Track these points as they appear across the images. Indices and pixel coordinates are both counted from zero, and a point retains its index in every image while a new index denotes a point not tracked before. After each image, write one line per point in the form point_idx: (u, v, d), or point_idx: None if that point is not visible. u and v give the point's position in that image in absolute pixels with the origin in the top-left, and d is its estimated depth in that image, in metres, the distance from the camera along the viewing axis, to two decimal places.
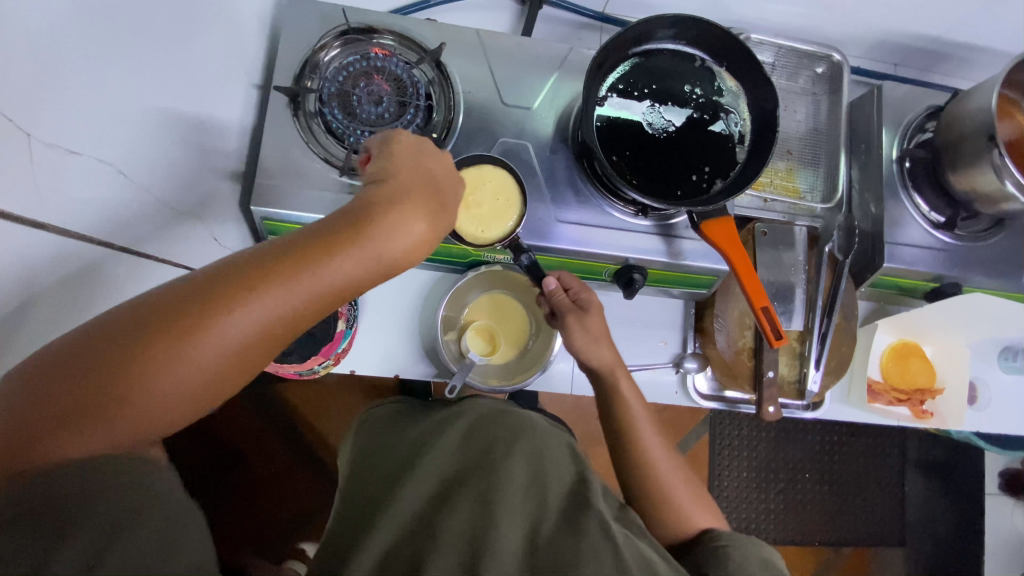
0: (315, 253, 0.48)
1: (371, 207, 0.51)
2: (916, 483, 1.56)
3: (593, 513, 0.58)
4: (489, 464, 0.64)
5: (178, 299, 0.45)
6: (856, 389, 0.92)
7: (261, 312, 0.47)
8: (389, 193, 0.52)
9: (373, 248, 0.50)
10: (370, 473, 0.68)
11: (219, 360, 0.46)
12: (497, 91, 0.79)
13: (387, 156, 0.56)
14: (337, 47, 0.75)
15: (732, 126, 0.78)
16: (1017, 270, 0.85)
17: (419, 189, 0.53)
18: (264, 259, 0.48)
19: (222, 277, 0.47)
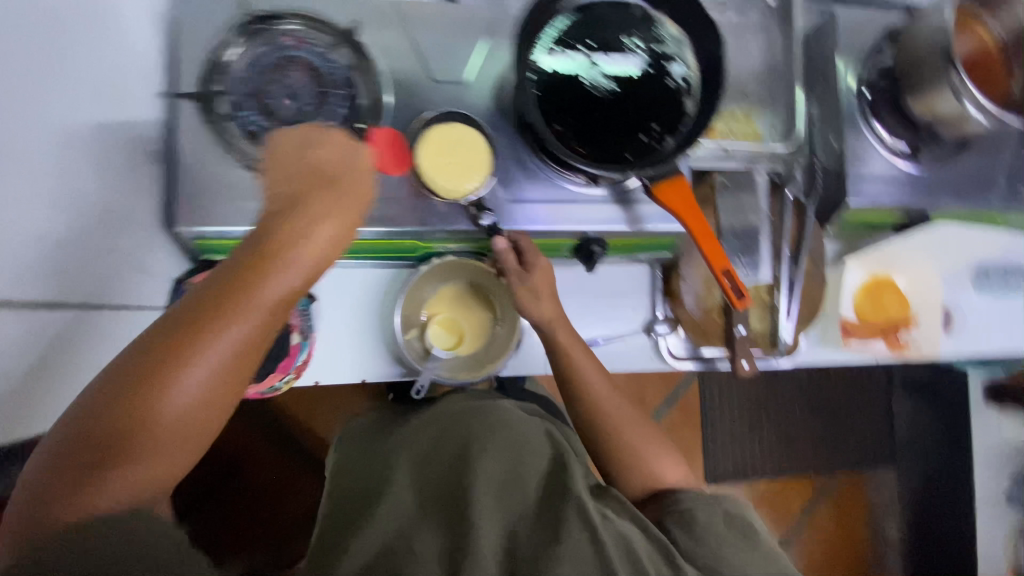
0: (247, 275, 0.51)
1: (282, 220, 0.54)
2: (903, 403, 1.59)
3: (572, 503, 0.57)
4: (463, 465, 0.62)
5: (135, 359, 0.49)
6: (831, 328, 0.90)
7: (219, 346, 0.50)
8: (295, 198, 0.56)
9: (299, 258, 0.53)
10: (349, 487, 0.67)
11: (203, 397, 0.50)
12: (425, 67, 0.73)
13: (277, 163, 0.58)
14: (239, 42, 0.68)
15: (678, 76, 0.74)
16: (981, 191, 0.83)
17: (317, 187, 0.57)
18: (202, 296, 0.50)
19: (168, 323, 0.50)
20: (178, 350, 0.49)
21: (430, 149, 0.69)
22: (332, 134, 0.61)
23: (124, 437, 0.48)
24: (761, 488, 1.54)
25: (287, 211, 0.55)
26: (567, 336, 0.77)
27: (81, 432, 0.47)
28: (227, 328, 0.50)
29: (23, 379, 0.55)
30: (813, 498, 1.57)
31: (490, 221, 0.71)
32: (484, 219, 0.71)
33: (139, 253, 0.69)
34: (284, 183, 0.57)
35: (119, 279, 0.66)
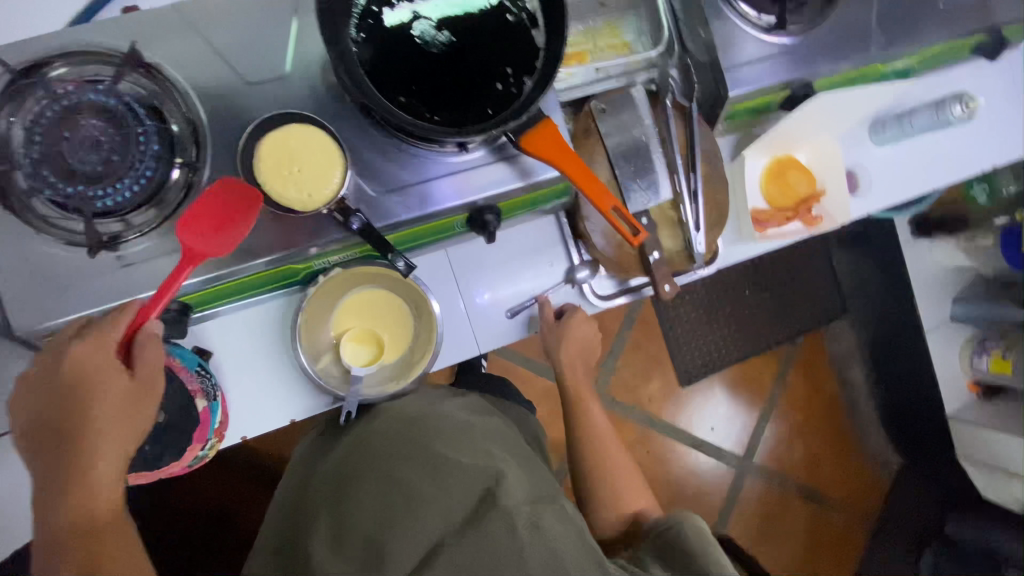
0: (69, 495, 0.59)
1: (83, 394, 0.60)
2: (843, 259, 1.64)
3: (495, 511, 0.58)
4: (387, 495, 0.63)
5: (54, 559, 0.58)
6: (745, 224, 0.88)
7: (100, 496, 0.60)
8: (73, 416, 0.60)
9: (107, 408, 0.60)
10: (286, 534, 0.68)
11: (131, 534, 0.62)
12: (234, 72, 0.63)
13: (46, 379, 0.60)
14: (12, 103, 0.59)
15: (518, 7, 0.67)
16: (857, 45, 0.79)
17: (73, 401, 0.60)
18: (49, 501, 0.59)
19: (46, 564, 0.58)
20: (74, 522, 0.59)
21: (271, 166, 0.62)
22: (96, 323, 0.60)
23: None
24: (731, 376, 1.60)
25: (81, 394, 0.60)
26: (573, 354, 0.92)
27: None
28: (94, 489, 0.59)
29: None
30: (781, 371, 1.64)
31: (359, 225, 0.64)
32: (354, 224, 0.64)
33: None
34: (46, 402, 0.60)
35: None
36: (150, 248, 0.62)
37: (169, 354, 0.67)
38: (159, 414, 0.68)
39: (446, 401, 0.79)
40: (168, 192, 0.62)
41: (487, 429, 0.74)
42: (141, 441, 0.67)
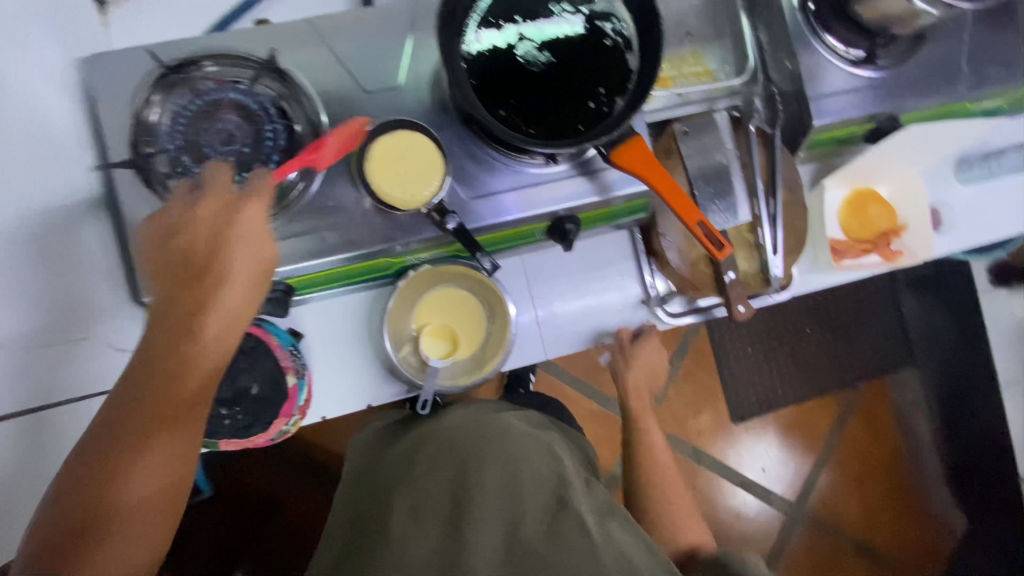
0: (165, 361, 0.53)
1: (203, 273, 0.56)
2: (911, 302, 1.58)
3: (571, 513, 0.58)
4: (462, 481, 0.61)
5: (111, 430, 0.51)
6: (821, 253, 0.90)
7: (183, 389, 0.54)
8: (198, 273, 0.57)
9: (232, 291, 0.57)
10: (351, 512, 0.67)
11: (158, 466, 0.52)
12: (354, 80, 0.70)
13: (165, 241, 0.58)
14: (161, 98, 0.66)
15: (615, 33, 0.71)
16: (950, 80, 0.79)
17: (202, 257, 0.57)
18: (145, 355, 0.53)
19: (102, 427, 0.51)
20: (149, 390, 0.52)
21: (380, 165, 0.67)
22: (244, 202, 0.58)
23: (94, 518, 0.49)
24: (787, 415, 1.55)
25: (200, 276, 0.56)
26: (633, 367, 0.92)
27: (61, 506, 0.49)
28: (179, 378, 0.53)
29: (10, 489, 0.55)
30: (841, 415, 1.57)
31: (453, 225, 0.68)
32: (449, 223, 0.68)
33: (111, 330, 0.68)
34: (167, 262, 0.58)
35: (91, 366, 0.65)
36: None
37: (268, 332, 0.74)
38: (254, 385, 0.73)
39: (508, 410, 0.80)
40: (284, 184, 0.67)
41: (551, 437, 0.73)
42: (235, 411, 0.72)
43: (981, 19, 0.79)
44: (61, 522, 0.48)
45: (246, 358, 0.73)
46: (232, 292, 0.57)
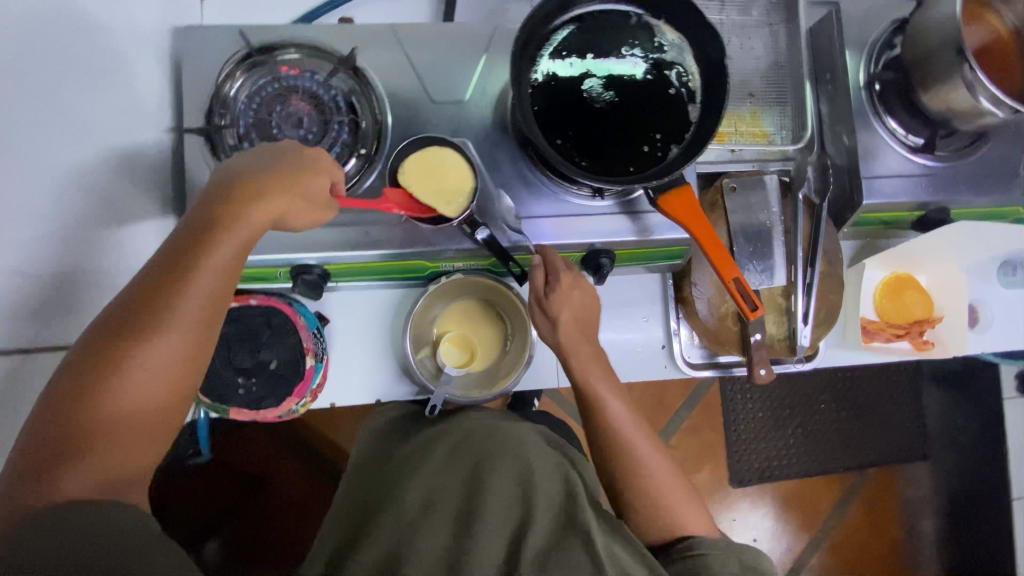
0: (184, 259, 0.50)
1: (244, 191, 0.52)
2: (934, 396, 1.54)
3: (578, 528, 0.56)
4: (474, 486, 0.63)
5: (118, 324, 0.48)
6: (851, 330, 0.89)
7: (198, 299, 0.50)
8: (243, 181, 0.53)
9: (264, 203, 0.52)
10: (361, 498, 0.68)
11: (162, 376, 0.48)
12: (423, 88, 0.73)
13: (244, 163, 0.55)
14: (243, 74, 0.69)
15: (680, 82, 0.72)
16: (1008, 183, 0.79)
17: (272, 170, 0.54)
18: (165, 260, 0.50)
19: (121, 311, 0.48)
20: (160, 285, 0.49)
21: (415, 175, 0.67)
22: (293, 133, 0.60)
23: (84, 403, 0.46)
24: (789, 487, 1.51)
25: (247, 198, 0.53)
26: (574, 335, 0.75)
27: (62, 386, 0.46)
28: (194, 287, 0.49)
29: None
30: (843, 498, 1.52)
31: (484, 236, 0.69)
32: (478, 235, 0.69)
33: None
34: (238, 171, 0.54)
35: None
36: None
37: (298, 313, 0.76)
38: (273, 360, 0.75)
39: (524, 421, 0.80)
40: None
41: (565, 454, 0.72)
42: (250, 381, 0.75)
43: None
44: (53, 425, 0.45)
45: (272, 334, 0.75)
46: (277, 199, 0.53)
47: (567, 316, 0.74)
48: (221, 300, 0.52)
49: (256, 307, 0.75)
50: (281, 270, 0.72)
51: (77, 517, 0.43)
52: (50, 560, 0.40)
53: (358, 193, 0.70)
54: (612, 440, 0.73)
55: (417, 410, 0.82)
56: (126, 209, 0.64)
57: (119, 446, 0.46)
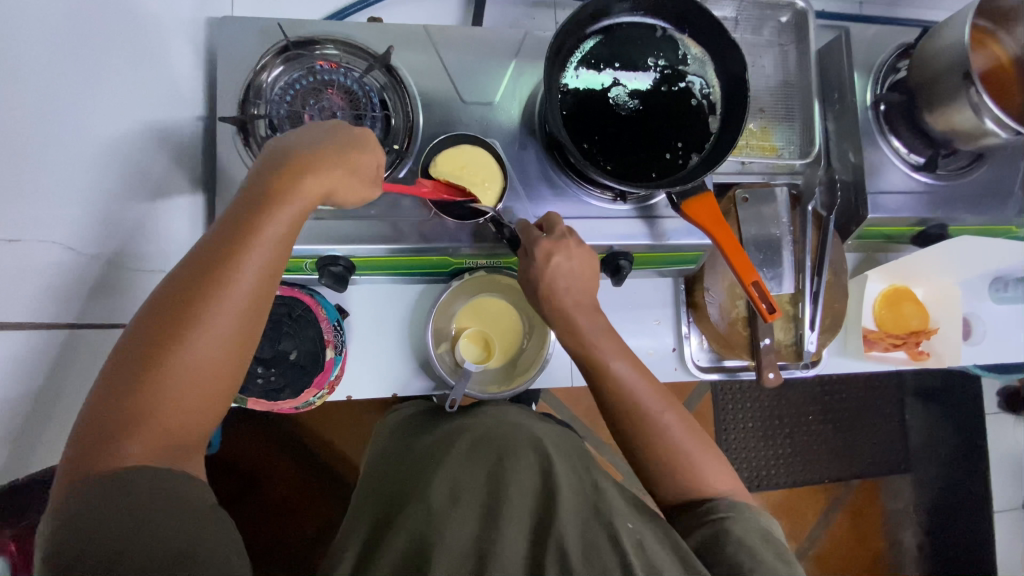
0: (238, 238, 0.50)
1: (294, 173, 0.53)
2: (916, 411, 1.58)
3: (603, 521, 0.58)
4: (497, 478, 0.63)
5: (170, 301, 0.48)
6: (852, 339, 0.93)
7: (250, 277, 0.50)
8: (292, 163, 0.53)
9: (313, 184, 0.53)
10: (382, 491, 0.68)
11: (215, 353, 0.48)
12: (455, 88, 0.74)
13: (291, 146, 0.55)
14: (279, 65, 0.71)
15: (701, 93, 0.75)
16: (1002, 202, 0.84)
17: (319, 153, 0.55)
18: (218, 238, 0.50)
19: (175, 288, 0.48)
20: (214, 262, 0.49)
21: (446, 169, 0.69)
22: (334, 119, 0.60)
23: (141, 378, 0.46)
24: (778, 498, 1.51)
25: (298, 178, 0.53)
26: (583, 304, 0.70)
27: (119, 361, 0.46)
28: (248, 262, 0.50)
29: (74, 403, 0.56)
30: (829, 506, 1.54)
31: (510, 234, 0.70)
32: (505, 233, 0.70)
33: None
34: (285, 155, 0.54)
35: None
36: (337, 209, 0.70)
37: (320, 304, 0.77)
38: (293, 351, 0.76)
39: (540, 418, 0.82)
40: None
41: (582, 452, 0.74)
42: (269, 371, 0.75)
43: None
44: (111, 399, 0.45)
45: (293, 324, 0.75)
46: (326, 181, 0.54)
47: (579, 285, 0.69)
48: (271, 279, 0.52)
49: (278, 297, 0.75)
50: (307, 261, 0.73)
51: (137, 483, 0.44)
52: (119, 521, 0.42)
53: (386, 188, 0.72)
54: (632, 416, 0.67)
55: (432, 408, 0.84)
56: (161, 195, 0.65)
57: (176, 417, 0.47)
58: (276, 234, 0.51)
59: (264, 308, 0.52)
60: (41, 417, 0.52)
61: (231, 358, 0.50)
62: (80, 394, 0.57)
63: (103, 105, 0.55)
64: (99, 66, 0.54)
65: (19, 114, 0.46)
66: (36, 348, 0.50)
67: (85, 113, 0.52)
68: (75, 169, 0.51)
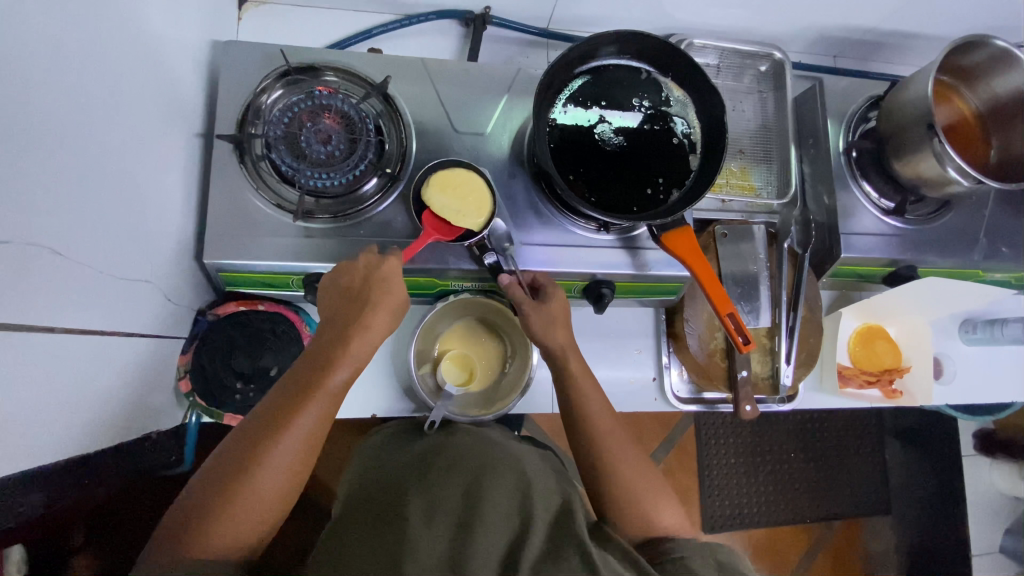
0: (307, 381, 0.60)
1: (355, 323, 0.63)
2: (896, 452, 1.56)
3: (574, 541, 0.58)
4: (473, 493, 0.63)
5: (242, 443, 0.57)
6: (828, 375, 0.95)
7: (312, 415, 0.59)
8: (352, 314, 0.64)
9: (367, 335, 0.63)
10: (356, 508, 0.66)
11: (280, 477, 0.57)
12: (448, 117, 0.78)
13: (340, 298, 0.65)
14: (280, 88, 0.74)
15: (683, 134, 0.79)
16: (967, 248, 0.88)
17: (369, 300, 0.64)
18: (293, 381, 0.60)
19: (257, 422, 0.58)
20: (288, 401, 0.59)
21: (437, 188, 0.70)
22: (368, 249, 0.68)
23: (222, 496, 0.54)
24: (757, 536, 1.48)
25: (349, 331, 0.63)
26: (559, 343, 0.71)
27: (211, 480, 0.56)
28: (312, 404, 0.59)
29: (71, 407, 0.55)
30: (810, 549, 1.51)
31: (491, 260, 0.72)
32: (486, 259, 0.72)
33: (168, 283, 0.71)
34: (336, 307, 0.65)
35: (148, 310, 0.67)
36: (329, 228, 0.73)
37: (303, 321, 0.81)
38: (274, 368, 0.79)
39: (523, 441, 0.83)
40: (362, 191, 0.73)
41: (558, 475, 0.75)
42: (248, 387, 0.78)
43: (1001, 200, 0.89)
44: (199, 510, 0.54)
45: (276, 340, 0.78)
46: (377, 328, 0.64)
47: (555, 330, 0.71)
48: (329, 416, 0.61)
49: (263, 313, 0.79)
50: (294, 278, 0.74)
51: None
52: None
53: (376, 211, 0.74)
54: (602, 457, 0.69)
55: (415, 425, 0.82)
56: (155, 206, 0.66)
57: (238, 546, 0.54)
58: (336, 379, 0.60)
59: (322, 438, 0.61)
60: (43, 423, 0.50)
61: (290, 481, 0.58)
62: (72, 397, 0.55)
63: (113, 116, 0.57)
64: (110, 79, 0.56)
65: (46, 117, 0.47)
66: (41, 351, 0.49)
67: (95, 122, 0.54)
68: (80, 176, 0.53)
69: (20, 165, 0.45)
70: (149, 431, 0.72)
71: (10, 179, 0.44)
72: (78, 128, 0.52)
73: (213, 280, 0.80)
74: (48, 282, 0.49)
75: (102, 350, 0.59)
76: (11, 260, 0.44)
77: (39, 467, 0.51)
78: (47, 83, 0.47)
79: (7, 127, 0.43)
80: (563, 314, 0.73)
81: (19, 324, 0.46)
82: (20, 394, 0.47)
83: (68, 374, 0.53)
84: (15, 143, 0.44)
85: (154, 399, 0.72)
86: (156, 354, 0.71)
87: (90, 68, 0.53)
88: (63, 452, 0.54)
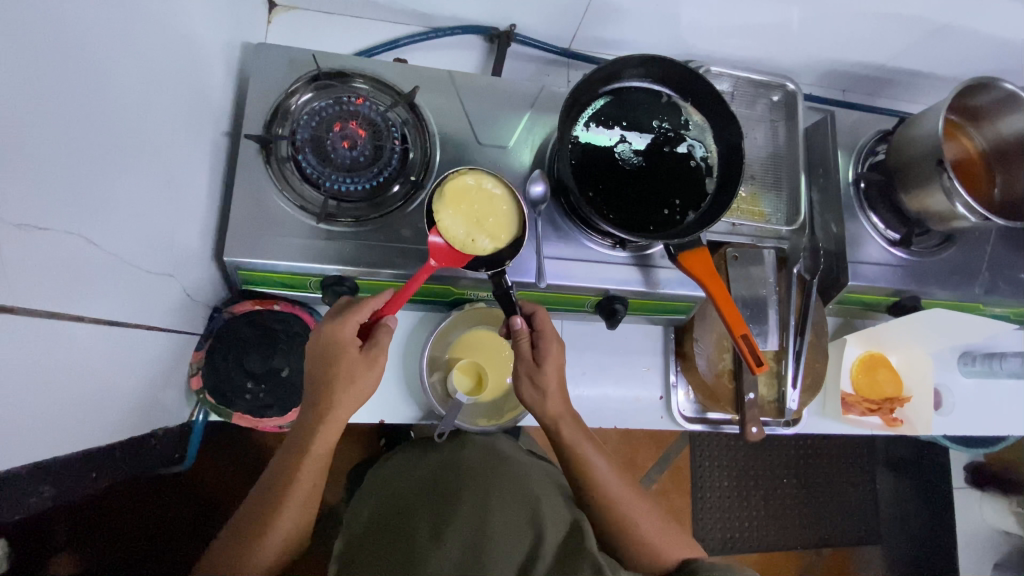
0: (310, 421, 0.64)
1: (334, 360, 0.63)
2: (888, 482, 1.57)
3: (585, 554, 0.60)
4: (482, 513, 0.66)
5: (262, 491, 0.64)
6: (830, 401, 0.97)
7: (315, 455, 0.64)
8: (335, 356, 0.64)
9: (347, 373, 0.63)
10: (371, 524, 0.68)
11: (294, 514, 0.62)
12: (471, 128, 0.79)
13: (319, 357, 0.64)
14: (309, 92, 0.75)
15: (700, 157, 0.81)
16: (969, 282, 0.90)
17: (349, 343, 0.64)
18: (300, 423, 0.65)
19: (275, 468, 0.65)
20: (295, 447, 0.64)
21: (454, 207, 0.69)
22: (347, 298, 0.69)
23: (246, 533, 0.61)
24: (748, 560, 1.47)
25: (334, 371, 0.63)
26: (556, 396, 0.73)
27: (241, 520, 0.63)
28: (314, 447, 0.64)
29: (85, 395, 0.54)
30: None
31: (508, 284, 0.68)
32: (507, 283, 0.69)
33: (189, 279, 0.71)
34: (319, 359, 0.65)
35: (167, 303, 0.67)
36: (350, 232, 0.73)
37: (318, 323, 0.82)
38: (286, 368, 0.79)
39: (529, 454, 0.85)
40: (385, 198, 0.75)
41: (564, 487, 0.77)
42: (260, 387, 0.78)
43: (1003, 237, 0.92)
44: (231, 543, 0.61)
45: (290, 342, 0.79)
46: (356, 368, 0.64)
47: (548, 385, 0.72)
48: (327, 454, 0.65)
49: (279, 313, 0.80)
50: (312, 280, 0.75)
51: None
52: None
53: (397, 218, 0.75)
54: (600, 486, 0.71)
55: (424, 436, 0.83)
56: (181, 202, 0.66)
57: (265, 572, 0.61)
58: (331, 420, 0.64)
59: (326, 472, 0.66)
60: (58, 411, 0.50)
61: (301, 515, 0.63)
62: (88, 386, 0.54)
63: (148, 110, 0.58)
64: (146, 72, 0.57)
65: (86, 105, 0.48)
66: (65, 339, 0.49)
67: (131, 115, 0.55)
68: (113, 170, 0.53)
69: (59, 151, 0.45)
70: (156, 427, 0.72)
71: (50, 165, 0.44)
72: (114, 114, 0.52)
73: (229, 278, 0.80)
74: (73, 268, 0.49)
75: (121, 342, 0.59)
76: (42, 247, 0.45)
77: (51, 458, 0.50)
78: (84, 68, 0.47)
79: (43, 108, 0.43)
80: (559, 373, 0.72)
81: (50, 310, 0.47)
82: (42, 379, 0.47)
83: (86, 363, 0.53)
84: (51, 124, 0.44)
85: (163, 394, 0.72)
86: (171, 348, 0.71)
87: (130, 63, 0.53)
88: (74, 444, 0.54)
